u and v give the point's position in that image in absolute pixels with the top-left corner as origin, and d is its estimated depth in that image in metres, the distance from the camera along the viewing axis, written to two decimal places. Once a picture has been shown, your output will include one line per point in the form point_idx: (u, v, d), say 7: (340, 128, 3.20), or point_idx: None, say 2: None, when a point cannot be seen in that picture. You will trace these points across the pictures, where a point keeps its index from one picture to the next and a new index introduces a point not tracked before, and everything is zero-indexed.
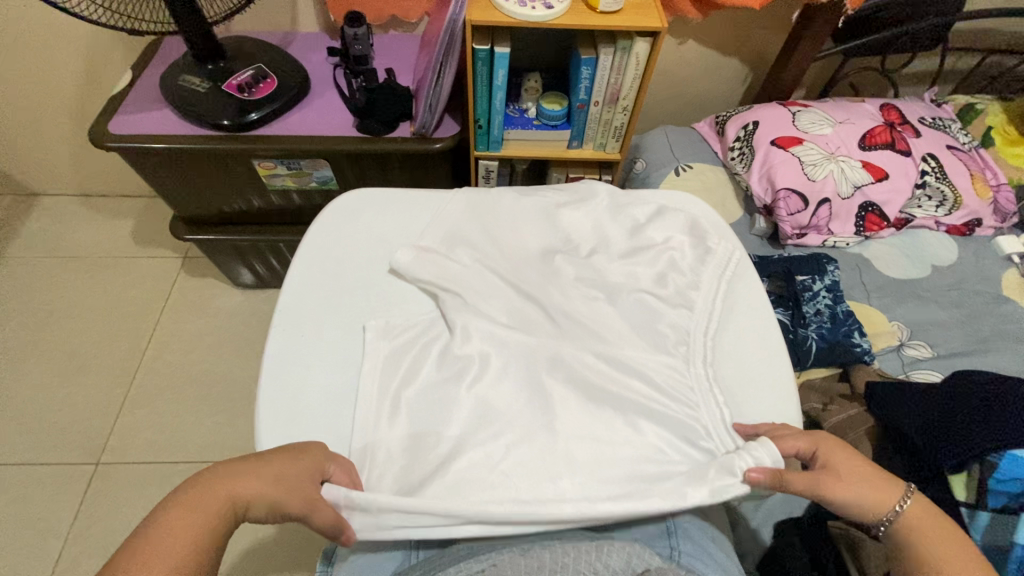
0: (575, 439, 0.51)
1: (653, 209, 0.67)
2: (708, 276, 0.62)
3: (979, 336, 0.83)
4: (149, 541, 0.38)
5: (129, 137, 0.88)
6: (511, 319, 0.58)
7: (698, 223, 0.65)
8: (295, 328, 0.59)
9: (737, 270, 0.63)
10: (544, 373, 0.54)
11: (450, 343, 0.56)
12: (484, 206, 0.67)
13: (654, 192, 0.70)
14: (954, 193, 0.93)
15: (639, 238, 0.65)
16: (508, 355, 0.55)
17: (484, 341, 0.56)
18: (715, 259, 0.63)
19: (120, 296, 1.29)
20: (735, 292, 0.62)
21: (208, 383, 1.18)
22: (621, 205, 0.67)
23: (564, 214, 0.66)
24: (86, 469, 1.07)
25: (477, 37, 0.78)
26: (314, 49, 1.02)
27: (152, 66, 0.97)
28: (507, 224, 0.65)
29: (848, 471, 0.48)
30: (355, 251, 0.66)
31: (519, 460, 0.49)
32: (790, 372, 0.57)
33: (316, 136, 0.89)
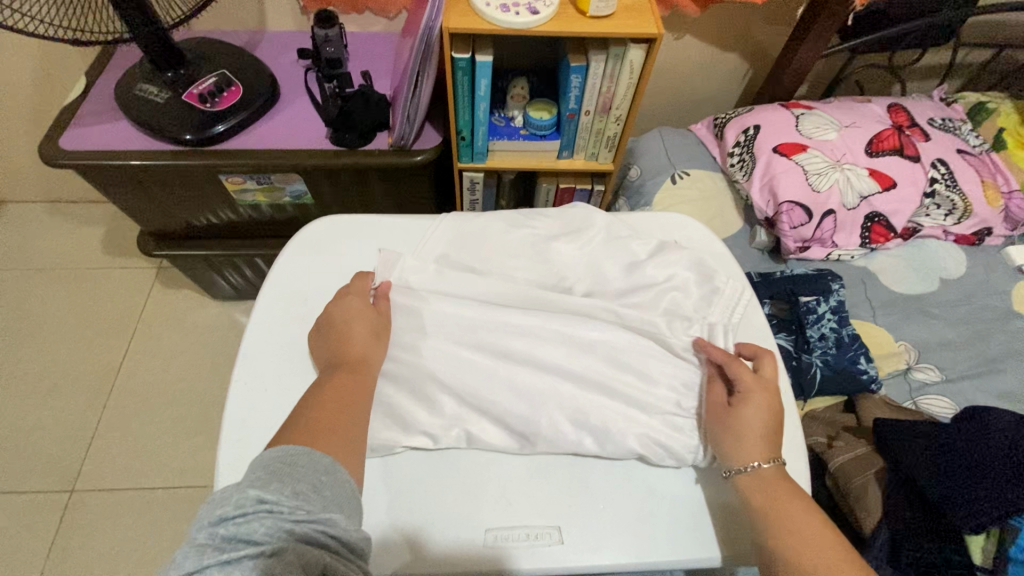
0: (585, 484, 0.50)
1: (656, 243, 0.62)
2: (713, 320, 0.58)
3: (988, 356, 0.79)
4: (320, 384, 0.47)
5: (83, 152, 0.81)
6: (494, 355, 0.54)
7: (704, 260, 0.60)
8: (262, 379, 0.55)
9: (744, 310, 0.59)
10: (551, 418, 0.51)
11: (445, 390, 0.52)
12: (472, 241, 0.62)
13: (656, 225, 0.66)
14: (964, 201, 0.88)
15: (638, 275, 0.60)
16: (511, 400, 0.51)
17: (477, 385, 0.52)
18: (722, 300, 0.59)
19: (92, 310, 1.23)
20: (744, 336, 0.58)
21: (186, 403, 1.13)
22: (618, 238, 0.62)
23: (556, 247, 0.61)
24: (61, 497, 1.03)
25: (457, 45, 0.71)
26: (283, 51, 0.95)
27: (108, 72, 0.89)
28: (494, 266, 0.60)
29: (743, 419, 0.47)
30: (329, 291, 0.60)
31: (533, 506, 0.49)
32: (796, 417, 0.54)
33: (285, 150, 0.83)
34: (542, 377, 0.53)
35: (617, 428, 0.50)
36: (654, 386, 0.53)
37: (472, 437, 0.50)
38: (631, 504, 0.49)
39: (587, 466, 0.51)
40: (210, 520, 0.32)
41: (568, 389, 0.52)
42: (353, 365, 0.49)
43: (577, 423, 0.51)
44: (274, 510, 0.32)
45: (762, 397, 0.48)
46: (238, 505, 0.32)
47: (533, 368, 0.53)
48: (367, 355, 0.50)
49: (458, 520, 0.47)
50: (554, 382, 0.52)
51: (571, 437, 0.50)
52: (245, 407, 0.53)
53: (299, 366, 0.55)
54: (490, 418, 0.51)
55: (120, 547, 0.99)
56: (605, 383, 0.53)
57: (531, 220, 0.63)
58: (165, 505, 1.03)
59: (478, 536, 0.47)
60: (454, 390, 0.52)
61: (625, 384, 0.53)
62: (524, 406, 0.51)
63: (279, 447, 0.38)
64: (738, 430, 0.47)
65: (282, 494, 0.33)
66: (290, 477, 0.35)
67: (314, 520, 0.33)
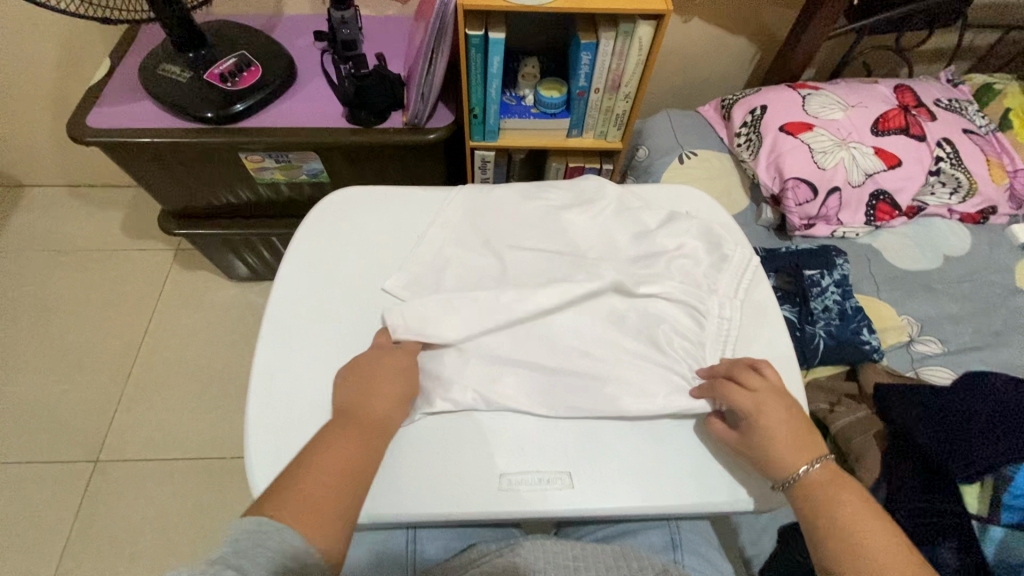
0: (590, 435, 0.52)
1: (664, 213, 0.64)
2: (722, 284, 0.60)
3: (991, 330, 0.81)
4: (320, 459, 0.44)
5: (109, 131, 0.84)
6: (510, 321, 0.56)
7: (712, 230, 0.63)
8: (287, 338, 0.58)
9: (753, 277, 0.61)
10: (564, 382, 0.54)
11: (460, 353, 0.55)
12: (489, 214, 0.64)
13: (666, 199, 0.68)
14: (969, 179, 0.89)
15: (649, 244, 0.62)
16: (526, 366, 0.55)
17: (490, 351, 0.55)
18: (732, 267, 0.61)
19: (113, 289, 1.27)
20: (752, 301, 0.60)
21: (203, 379, 1.17)
22: (629, 209, 0.64)
23: (568, 217, 0.64)
24: (86, 466, 1.07)
25: (470, 22, 0.73)
26: (301, 33, 0.97)
27: (130, 54, 0.92)
28: (507, 236, 0.62)
29: (770, 443, 0.48)
30: (351, 256, 0.63)
31: (544, 453, 0.51)
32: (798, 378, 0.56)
33: (305, 129, 0.85)
34: (559, 343, 0.56)
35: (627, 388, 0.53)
36: (661, 356, 0.56)
37: (489, 400, 0.52)
38: (637, 451, 0.51)
39: (600, 427, 0.53)
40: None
41: (581, 351, 0.56)
42: (360, 381, 0.51)
43: (591, 380, 0.54)
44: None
45: (764, 408, 0.49)
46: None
47: (544, 336, 0.56)
48: (388, 418, 0.49)
49: (472, 469, 0.50)
50: (567, 344, 0.56)
51: (585, 405, 0.52)
52: (271, 363, 0.56)
53: (322, 327, 0.58)
54: (506, 381, 0.54)
55: (142, 515, 1.02)
56: (616, 346, 0.56)
57: (546, 191, 0.66)
58: (186, 475, 1.07)
59: (492, 480, 0.49)
60: (471, 357, 0.55)
61: (634, 347, 0.56)
62: (542, 371, 0.54)
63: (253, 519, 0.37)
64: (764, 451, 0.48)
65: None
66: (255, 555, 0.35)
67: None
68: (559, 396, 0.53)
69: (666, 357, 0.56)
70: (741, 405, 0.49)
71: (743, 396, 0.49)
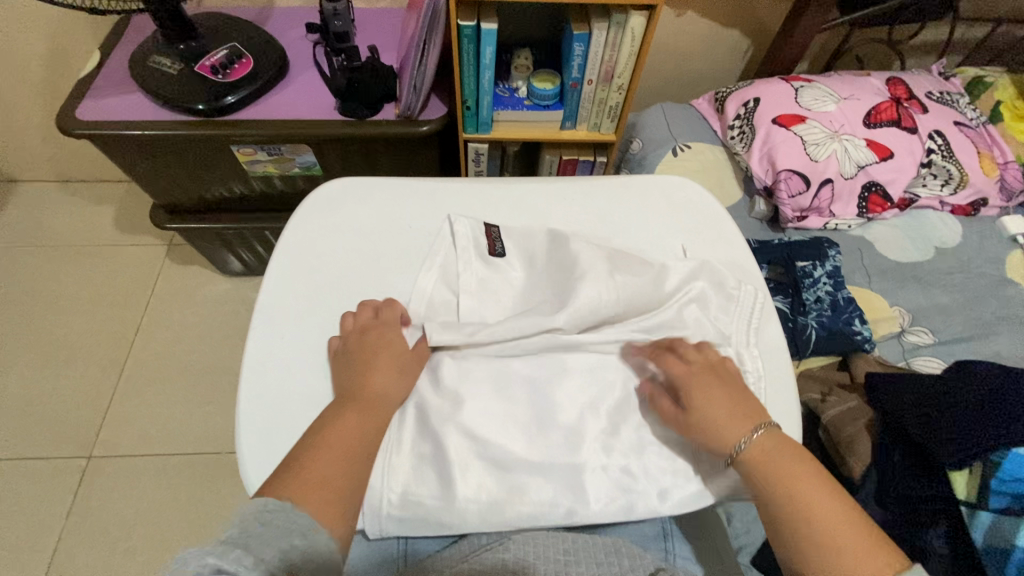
0: (614, 508, 0.49)
1: (665, 264, 0.60)
2: (732, 329, 0.58)
3: (982, 320, 0.81)
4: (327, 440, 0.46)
5: (99, 122, 0.83)
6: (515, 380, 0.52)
7: (713, 268, 0.61)
8: (280, 329, 0.57)
9: (760, 315, 0.59)
10: (582, 452, 0.50)
11: (460, 422, 0.50)
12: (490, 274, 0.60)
13: (662, 239, 0.66)
14: (959, 171, 0.90)
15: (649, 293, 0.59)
16: (533, 436, 0.51)
17: (492, 418, 0.51)
18: (739, 308, 0.59)
19: (106, 285, 1.26)
20: (763, 343, 0.58)
21: (197, 374, 1.16)
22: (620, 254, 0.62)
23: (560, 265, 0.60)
24: (78, 463, 1.06)
25: (462, 13, 0.73)
26: (293, 26, 0.97)
27: (121, 47, 0.91)
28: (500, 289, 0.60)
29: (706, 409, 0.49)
30: (342, 265, 0.62)
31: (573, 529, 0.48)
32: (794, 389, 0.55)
33: (297, 120, 0.85)
34: (565, 410, 0.52)
35: (661, 470, 0.50)
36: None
37: (504, 478, 0.49)
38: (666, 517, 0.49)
39: (633, 497, 0.49)
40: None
41: (595, 419, 0.52)
42: (367, 402, 0.49)
43: (611, 456, 0.51)
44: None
45: (699, 380, 0.50)
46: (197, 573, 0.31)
47: (546, 400, 0.52)
48: (384, 393, 0.50)
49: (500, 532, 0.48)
50: (578, 417, 0.52)
51: (622, 499, 0.49)
52: (263, 354, 0.56)
53: (317, 319, 0.58)
54: (515, 448, 0.50)
55: (136, 511, 1.02)
56: (636, 419, 0.52)
57: (539, 244, 0.62)
58: (180, 471, 1.06)
59: (509, 510, 0.48)
60: (478, 426, 0.50)
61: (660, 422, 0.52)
62: (554, 441, 0.51)
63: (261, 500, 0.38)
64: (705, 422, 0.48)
65: (242, 564, 0.33)
66: (255, 542, 0.35)
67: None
68: (579, 470, 0.50)
69: None
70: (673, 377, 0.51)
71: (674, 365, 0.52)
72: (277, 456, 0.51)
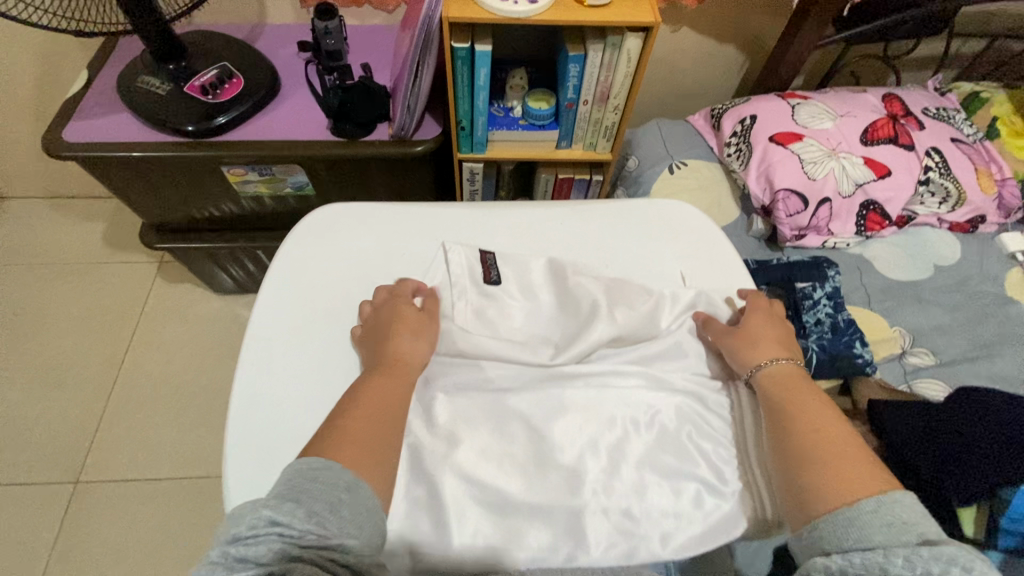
0: (614, 550, 0.47)
1: (665, 293, 0.61)
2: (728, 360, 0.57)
3: (982, 340, 0.80)
4: (368, 392, 0.48)
5: (87, 144, 0.81)
6: (516, 418, 0.51)
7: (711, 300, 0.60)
8: (270, 363, 0.56)
9: None
10: (582, 493, 0.49)
11: (459, 463, 0.49)
12: (491, 305, 0.60)
13: (659, 265, 0.65)
14: (957, 188, 0.89)
15: (645, 326, 0.59)
16: (532, 474, 0.49)
17: (491, 457, 0.50)
18: None
19: (95, 304, 1.24)
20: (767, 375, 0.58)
21: (188, 394, 1.14)
22: (616, 284, 0.60)
23: (557, 299, 0.60)
24: (66, 489, 1.04)
25: (456, 35, 0.72)
26: (285, 44, 0.95)
27: (109, 65, 0.90)
28: (496, 322, 0.59)
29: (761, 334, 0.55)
30: (332, 295, 0.60)
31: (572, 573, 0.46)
32: None
33: (289, 142, 0.84)
34: (563, 449, 0.50)
35: (663, 512, 0.49)
36: (692, 466, 0.51)
37: (502, 522, 0.48)
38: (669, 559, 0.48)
39: (634, 539, 0.48)
40: (225, 538, 0.34)
41: (596, 458, 0.50)
42: (392, 364, 0.51)
43: (611, 497, 0.49)
44: (284, 534, 0.34)
45: (769, 317, 0.57)
46: (252, 526, 0.34)
47: (544, 438, 0.51)
48: (409, 354, 0.52)
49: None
50: (577, 457, 0.50)
51: (624, 544, 0.48)
52: (252, 391, 0.54)
53: (306, 352, 0.57)
54: (514, 490, 0.49)
55: (125, 538, 0.99)
56: (635, 458, 0.51)
57: (537, 273, 0.61)
58: (170, 496, 1.04)
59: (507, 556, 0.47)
60: (477, 467, 0.49)
61: (661, 461, 0.51)
62: (554, 481, 0.49)
63: (306, 459, 0.40)
64: (749, 342, 0.55)
65: (295, 517, 0.35)
66: (305, 497, 0.36)
67: (322, 545, 0.35)
68: (579, 511, 0.48)
69: (697, 466, 0.51)
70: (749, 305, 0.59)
71: (756, 301, 0.59)
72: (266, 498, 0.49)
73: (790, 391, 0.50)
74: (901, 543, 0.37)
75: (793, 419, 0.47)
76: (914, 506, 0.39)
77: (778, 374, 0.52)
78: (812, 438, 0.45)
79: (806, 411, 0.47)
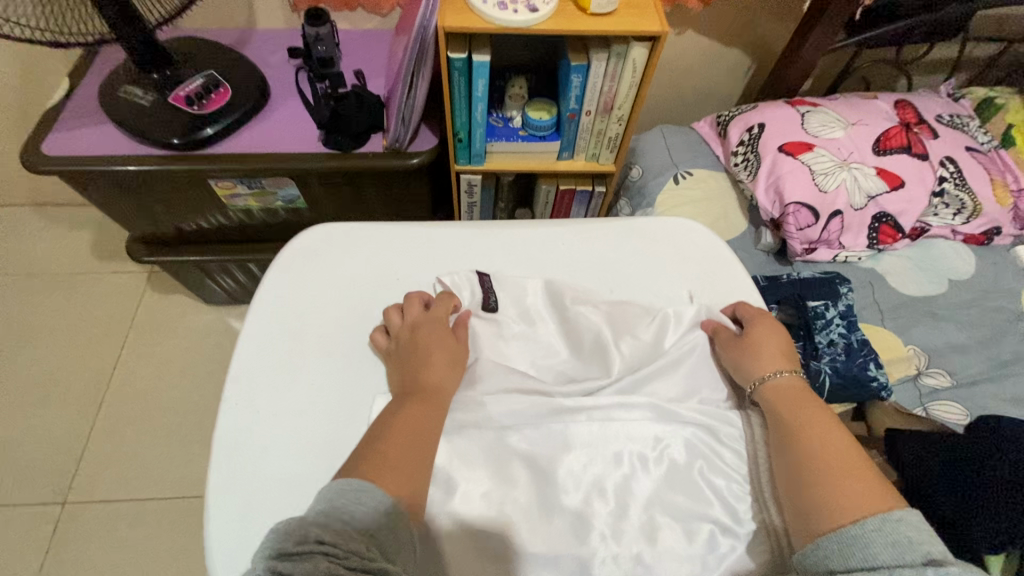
0: None
1: (670, 313, 0.57)
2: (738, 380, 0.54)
3: (999, 359, 0.78)
4: (403, 424, 0.46)
5: (68, 158, 0.78)
6: (520, 458, 0.49)
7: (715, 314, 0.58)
8: (257, 399, 0.53)
9: None
10: (590, 537, 0.46)
11: (461, 509, 0.47)
12: (499, 336, 0.56)
13: (664, 284, 0.62)
14: (972, 200, 0.86)
15: (650, 351, 0.55)
16: (538, 518, 0.47)
17: (496, 502, 0.47)
18: None
19: (84, 316, 1.21)
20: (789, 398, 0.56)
21: (180, 409, 1.12)
22: (619, 308, 0.58)
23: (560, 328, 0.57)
24: (54, 509, 1.01)
25: (452, 44, 0.69)
26: (275, 50, 0.92)
27: (91, 73, 0.86)
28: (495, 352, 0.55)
29: (761, 340, 0.54)
30: (322, 322, 0.57)
31: None
32: None
33: (278, 154, 0.80)
34: (568, 489, 0.48)
35: (676, 556, 0.46)
36: (705, 506, 0.48)
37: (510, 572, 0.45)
38: None
39: None
40: (271, 552, 0.33)
41: (603, 499, 0.48)
42: (425, 396, 0.49)
43: (621, 542, 0.46)
44: (331, 553, 0.33)
45: (772, 325, 0.55)
46: (301, 541, 0.34)
47: (548, 479, 0.48)
48: (441, 384, 0.51)
49: None
50: (584, 500, 0.48)
51: None
52: (238, 429, 0.51)
53: (295, 386, 0.54)
54: (520, 536, 0.46)
55: (115, 560, 0.97)
56: (644, 497, 0.48)
57: (537, 298, 0.59)
58: (161, 516, 1.01)
59: None
60: (480, 512, 0.47)
61: (671, 500, 0.48)
62: (561, 525, 0.47)
63: (342, 480, 0.40)
64: (753, 351, 0.53)
65: (341, 538, 0.34)
66: (342, 519, 0.37)
67: (366, 570, 0.34)
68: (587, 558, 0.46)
69: (709, 504, 0.48)
70: (747, 314, 0.57)
71: (749, 309, 0.58)
72: (252, 547, 0.46)
73: (795, 404, 0.49)
74: (907, 563, 0.36)
75: (799, 435, 0.46)
76: (923, 526, 0.38)
77: (782, 387, 0.50)
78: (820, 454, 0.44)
79: (811, 425, 0.46)
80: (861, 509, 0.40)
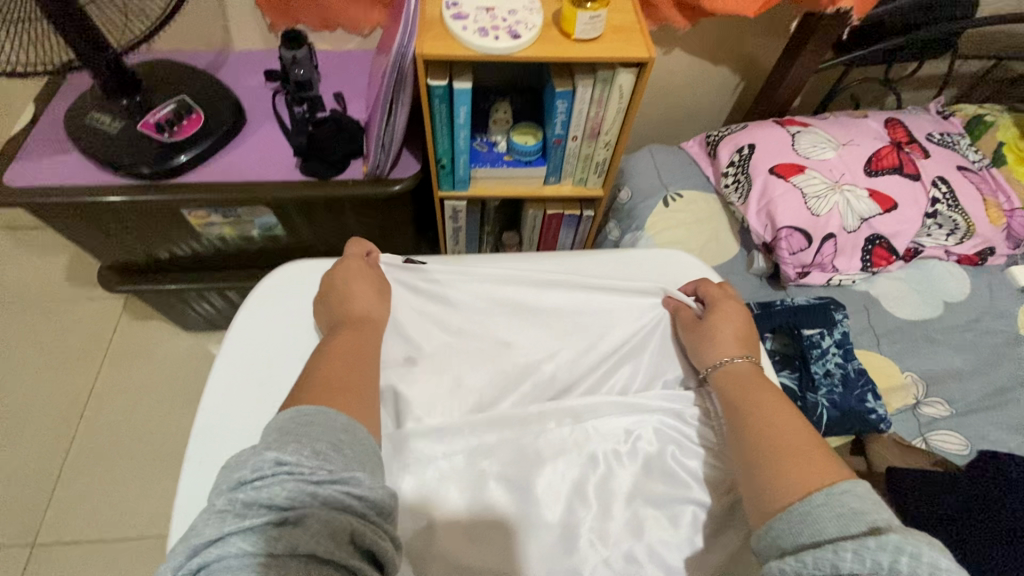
0: None
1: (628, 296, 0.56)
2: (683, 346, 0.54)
3: (998, 385, 0.76)
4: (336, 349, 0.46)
5: (32, 190, 0.74)
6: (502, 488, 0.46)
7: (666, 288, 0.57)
8: (223, 455, 0.49)
9: None
10: (576, 539, 0.44)
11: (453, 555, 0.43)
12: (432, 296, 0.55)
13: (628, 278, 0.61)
14: (965, 220, 0.85)
15: (611, 347, 0.54)
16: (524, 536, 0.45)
17: (484, 536, 0.44)
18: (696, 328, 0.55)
19: (56, 345, 1.16)
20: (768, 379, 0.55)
21: (156, 440, 1.07)
22: (581, 309, 0.56)
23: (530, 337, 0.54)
24: (22, 550, 0.96)
25: (432, 70, 0.66)
26: (253, 72, 0.89)
27: (58, 99, 0.83)
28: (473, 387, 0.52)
29: (719, 320, 0.52)
30: (291, 354, 0.55)
31: None
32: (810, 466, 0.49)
33: (253, 183, 0.77)
34: (544, 487, 0.47)
35: (666, 548, 0.44)
36: (684, 490, 0.46)
37: None
38: None
39: None
40: (229, 486, 0.33)
41: (585, 502, 0.46)
42: (355, 322, 0.50)
43: (609, 545, 0.44)
44: (294, 471, 0.33)
45: (732, 307, 0.53)
46: (258, 467, 0.33)
47: (528, 494, 0.46)
48: (370, 312, 0.51)
49: None
50: (566, 510, 0.46)
51: None
52: (203, 487, 0.48)
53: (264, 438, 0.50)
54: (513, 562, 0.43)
55: None
56: (624, 493, 0.47)
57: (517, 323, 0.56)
58: (136, 555, 0.97)
59: None
60: (473, 554, 0.44)
61: (650, 490, 0.47)
62: (546, 537, 0.45)
63: (295, 407, 0.38)
64: (711, 333, 0.51)
65: (302, 456, 0.33)
66: (306, 437, 0.35)
67: (335, 481, 0.33)
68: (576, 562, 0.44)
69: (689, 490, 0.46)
70: (708, 294, 0.55)
71: (710, 289, 0.56)
72: None
73: (744, 388, 0.46)
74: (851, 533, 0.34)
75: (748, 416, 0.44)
76: (869, 495, 0.36)
77: (734, 371, 0.48)
78: (764, 434, 0.41)
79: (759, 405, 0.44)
80: (804, 489, 0.37)
